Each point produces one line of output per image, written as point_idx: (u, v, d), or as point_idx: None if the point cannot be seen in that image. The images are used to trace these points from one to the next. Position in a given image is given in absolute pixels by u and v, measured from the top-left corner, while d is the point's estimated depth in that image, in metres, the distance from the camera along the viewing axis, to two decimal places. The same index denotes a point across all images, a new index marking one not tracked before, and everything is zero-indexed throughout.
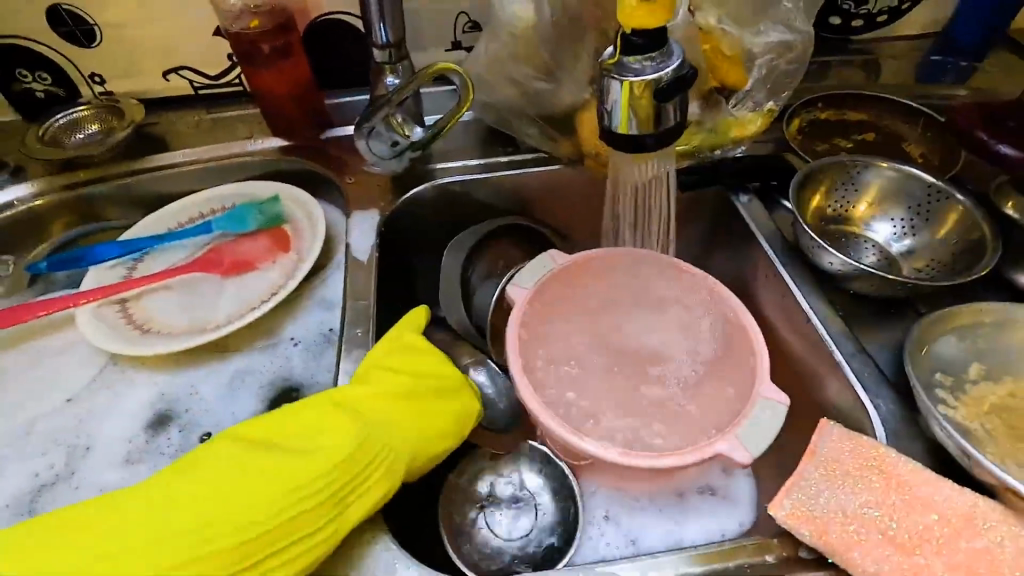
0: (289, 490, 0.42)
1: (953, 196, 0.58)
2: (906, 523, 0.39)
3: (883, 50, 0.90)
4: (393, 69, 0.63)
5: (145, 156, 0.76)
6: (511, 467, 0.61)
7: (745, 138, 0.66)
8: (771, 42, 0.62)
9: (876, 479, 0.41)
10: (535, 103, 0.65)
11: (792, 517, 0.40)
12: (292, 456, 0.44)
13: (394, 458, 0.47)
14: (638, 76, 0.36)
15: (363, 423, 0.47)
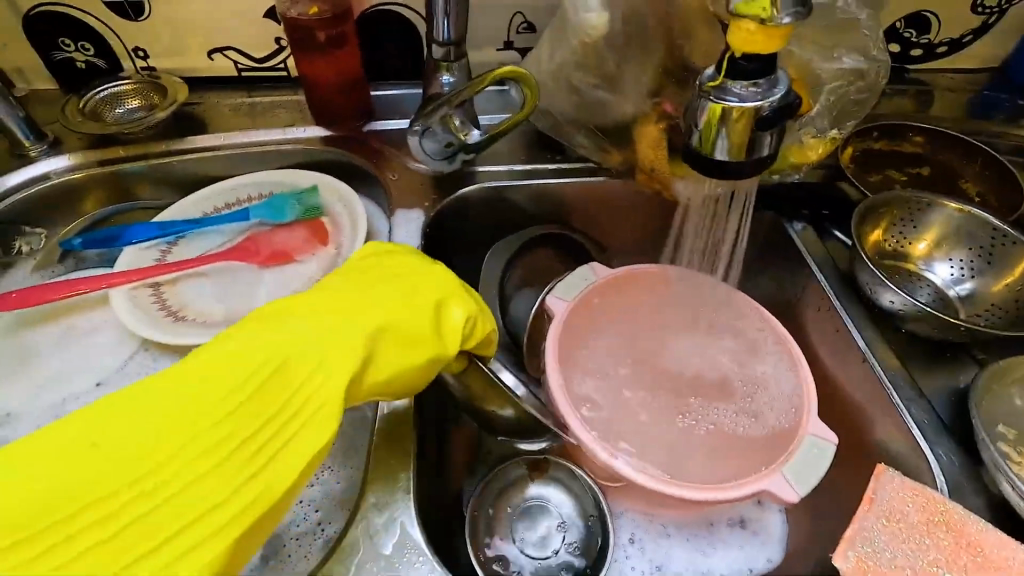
0: (235, 392, 0.41)
1: (1020, 242, 0.56)
2: None
3: (938, 81, 0.88)
4: (451, 67, 0.61)
5: (183, 137, 0.74)
6: (534, 482, 0.61)
7: (805, 164, 0.64)
8: (842, 68, 0.60)
9: (945, 536, 0.39)
10: (592, 113, 0.64)
11: (854, 569, 0.39)
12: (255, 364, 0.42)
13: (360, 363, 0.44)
14: (737, 101, 0.35)
15: (321, 322, 0.45)
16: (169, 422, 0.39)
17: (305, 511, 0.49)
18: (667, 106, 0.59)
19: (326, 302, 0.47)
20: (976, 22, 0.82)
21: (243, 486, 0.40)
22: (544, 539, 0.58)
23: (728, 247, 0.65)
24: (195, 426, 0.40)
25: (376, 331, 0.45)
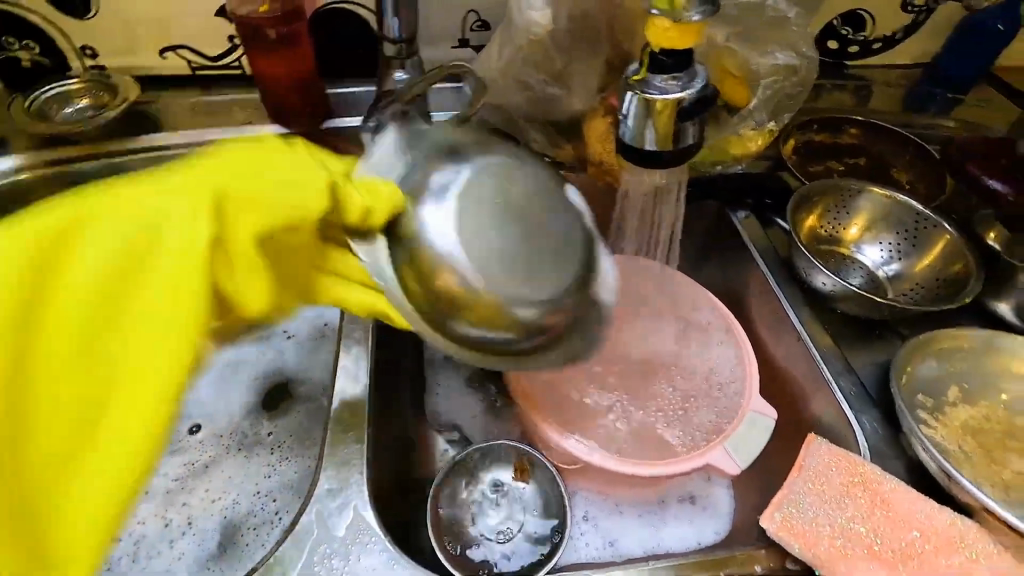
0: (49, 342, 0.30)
1: (939, 225, 0.60)
2: (889, 539, 0.40)
3: (875, 77, 0.93)
4: (404, 64, 0.63)
5: (137, 136, 0.73)
6: (493, 468, 0.62)
7: (745, 155, 0.68)
8: (776, 64, 0.63)
9: (862, 497, 0.42)
10: (543, 108, 0.65)
11: (780, 530, 0.41)
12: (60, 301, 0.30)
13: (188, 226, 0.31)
14: (657, 94, 0.37)
15: (104, 227, 0.30)
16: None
17: (265, 501, 0.50)
18: (612, 101, 0.61)
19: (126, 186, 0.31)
20: (906, 20, 0.87)
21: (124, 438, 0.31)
22: (503, 524, 0.60)
23: (675, 236, 0.69)
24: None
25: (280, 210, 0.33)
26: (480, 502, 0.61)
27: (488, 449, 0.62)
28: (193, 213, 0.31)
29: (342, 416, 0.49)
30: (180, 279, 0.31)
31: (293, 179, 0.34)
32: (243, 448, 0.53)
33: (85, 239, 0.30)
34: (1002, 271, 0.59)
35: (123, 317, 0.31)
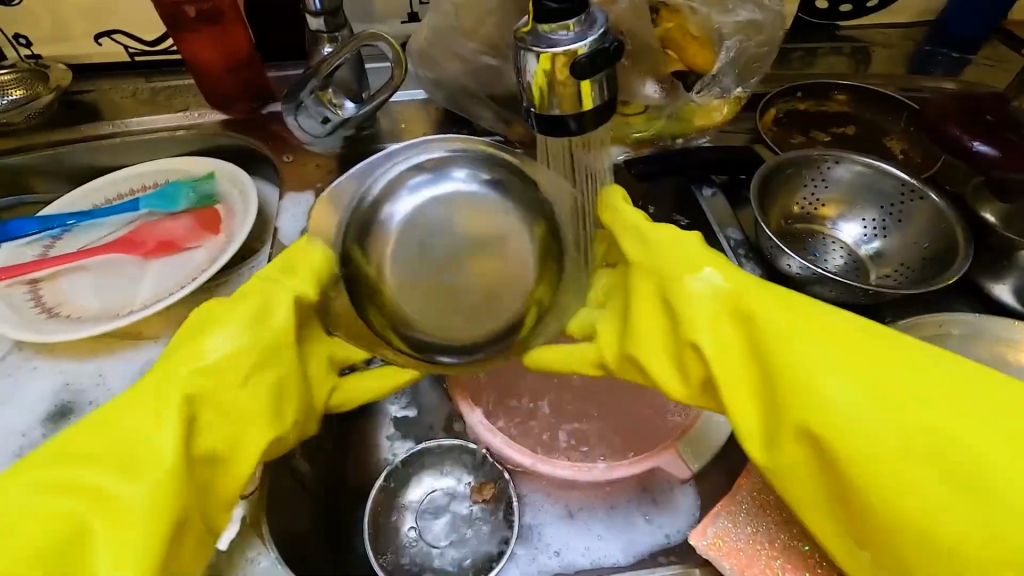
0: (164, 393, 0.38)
1: (928, 197, 0.53)
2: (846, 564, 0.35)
3: (874, 38, 0.85)
4: (330, 38, 0.58)
5: (73, 126, 0.71)
6: (445, 470, 0.58)
7: (710, 126, 0.63)
8: (741, 22, 0.56)
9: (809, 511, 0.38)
10: (484, 81, 0.60)
11: (712, 546, 0.37)
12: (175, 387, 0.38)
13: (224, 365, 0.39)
14: (547, 48, 0.32)
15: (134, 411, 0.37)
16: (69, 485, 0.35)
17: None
18: None
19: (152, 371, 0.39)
20: None
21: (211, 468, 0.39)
22: (450, 531, 0.56)
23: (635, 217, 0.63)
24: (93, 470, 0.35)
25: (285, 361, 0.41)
26: (422, 506, 0.57)
27: (443, 447, 0.58)
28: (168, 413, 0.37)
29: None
30: (255, 429, 0.39)
31: (239, 327, 0.40)
32: None
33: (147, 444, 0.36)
34: (996, 248, 0.52)
35: (199, 469, 0.38)
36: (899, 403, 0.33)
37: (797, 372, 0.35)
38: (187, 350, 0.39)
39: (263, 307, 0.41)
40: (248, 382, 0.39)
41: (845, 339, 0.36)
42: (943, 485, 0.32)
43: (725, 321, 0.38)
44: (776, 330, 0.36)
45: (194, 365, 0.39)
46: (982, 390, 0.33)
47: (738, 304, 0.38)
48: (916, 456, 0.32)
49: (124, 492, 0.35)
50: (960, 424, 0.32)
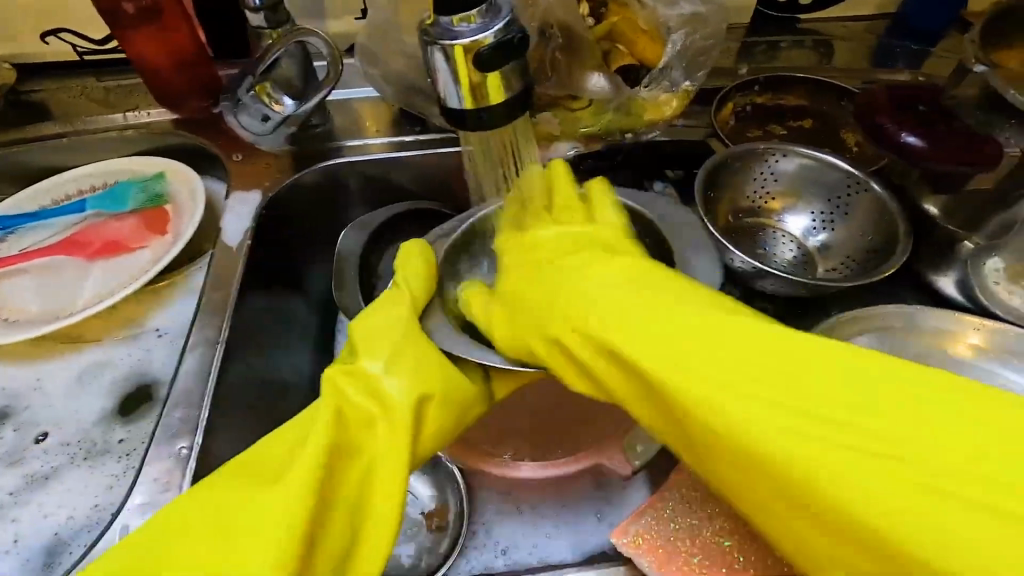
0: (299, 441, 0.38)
1: (871, 188, 0.53)
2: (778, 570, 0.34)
3: (835, 31, 0.85)
4: (271, 34, 0.57)
5: (20, 126, 0.70)
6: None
7: (660, 120, 0.61)
8: (686, 14, 0.57)
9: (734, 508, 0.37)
10: (430, 77, 0.59)
11: (632, 544, 0.36)
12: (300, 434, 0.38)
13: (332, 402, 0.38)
14: (449, 41, 0.31)
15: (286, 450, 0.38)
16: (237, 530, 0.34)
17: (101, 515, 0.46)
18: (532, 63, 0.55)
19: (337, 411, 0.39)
20: None
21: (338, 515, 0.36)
22: (397, 531, 0.56)
23: None
24: (222, 521, 0.34)
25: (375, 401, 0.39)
26: None
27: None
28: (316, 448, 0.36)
29: (182, 423, 0.45)
30: (385, 478, 0.37)
31: (398, 378, 0.40)
32: (88, 457, 0.49)
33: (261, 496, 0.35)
34: (940, 242, 0.52)
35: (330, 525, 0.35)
36: (802, 413, 0.30)
37: (654, 369, 0.33)
38: (342, 387, 0.39)
39: (434, 356, 0.41)
40: (376, 438, 0.38)
41: (618, 322, 0.36)
42: (782, 498, 0.31)
43: (557, 351, 0.39)
44: (583, 319, 0.38)
45: (335, 402, 0.39)
46: (944, 409, 0.29)
47: (521, 313, 0.41)
48: (771, 477, 0.30)
49: (254, 544, 0.32)
50: (841, 434, 0.29)
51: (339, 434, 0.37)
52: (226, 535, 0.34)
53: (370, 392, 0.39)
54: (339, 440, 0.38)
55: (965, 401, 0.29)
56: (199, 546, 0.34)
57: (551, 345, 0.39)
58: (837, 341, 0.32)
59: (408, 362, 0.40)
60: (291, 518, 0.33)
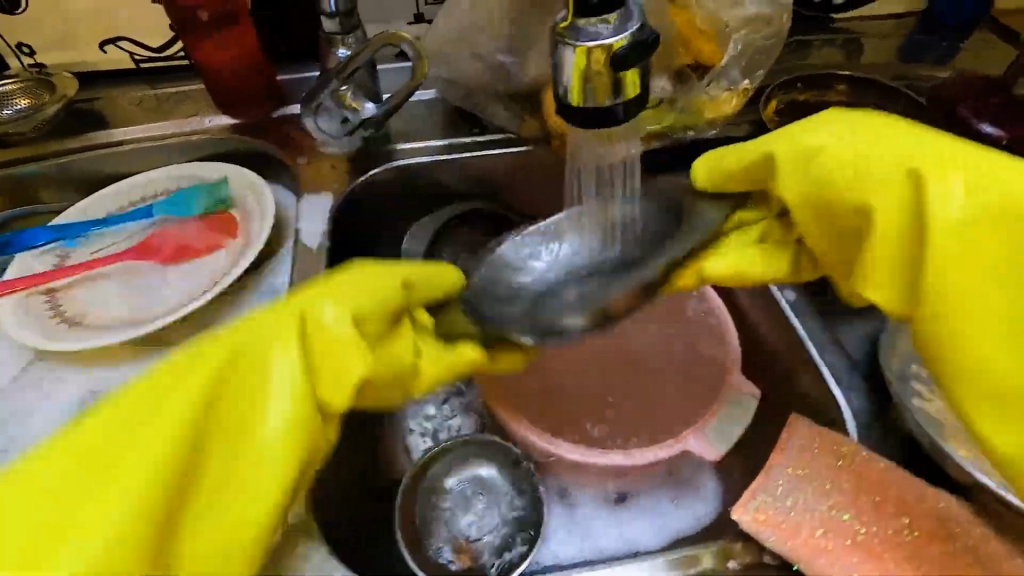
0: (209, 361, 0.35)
1: None
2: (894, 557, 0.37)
3: (867, 30, 0.87)
4: (344, 39, 0.58)
5: (81, 134, 0.71)
6: (479, 461, 0.59)
7: (719, 119, 0.63)
8: (748, 16, 0.58)
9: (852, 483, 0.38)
10: (498, 79, 0.61)
11: (754, 520, 0.37)
12: (144, 440, 0.33)
13: (209, 382, 0.35)
14: (585, 42, 0.33)
15: (140, 419, 0.34)
16: (103, 470, 0.33)
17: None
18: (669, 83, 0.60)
19: (142, 415, 0.34)
20: None
21: (234, 501, 0.34)
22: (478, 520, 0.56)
23: None
24: (128, 451, 0.33)
25: (264, 449, 0.34)
26: (449, 501, 0.57)
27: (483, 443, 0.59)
28: (123, 490, 0.32)
29: None
30: (277, 398, 0.35)
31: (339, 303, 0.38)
32: None
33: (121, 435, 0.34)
34: None
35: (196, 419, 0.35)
36: None
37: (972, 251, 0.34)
38: (282, 327, 0.37)
39: (406, 344, 0.40)
40: (268, 422, 0.35)
41: (982, 169, 0.35)
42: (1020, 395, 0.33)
43: (916, 189, 0.36)
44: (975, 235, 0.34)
45: (255, 433, 0.34)
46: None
47: (943, 156, 0.37)
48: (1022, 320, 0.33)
49: (121, 479, 0.32)
50: None
51: (210, 461, 0.35)
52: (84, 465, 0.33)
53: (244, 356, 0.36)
54: (219, 442, 0.35)
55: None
56: (49, 513, 0.32)
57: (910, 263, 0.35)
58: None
59: (352, 302, 0.38)
60: (161, 455, 0.33)
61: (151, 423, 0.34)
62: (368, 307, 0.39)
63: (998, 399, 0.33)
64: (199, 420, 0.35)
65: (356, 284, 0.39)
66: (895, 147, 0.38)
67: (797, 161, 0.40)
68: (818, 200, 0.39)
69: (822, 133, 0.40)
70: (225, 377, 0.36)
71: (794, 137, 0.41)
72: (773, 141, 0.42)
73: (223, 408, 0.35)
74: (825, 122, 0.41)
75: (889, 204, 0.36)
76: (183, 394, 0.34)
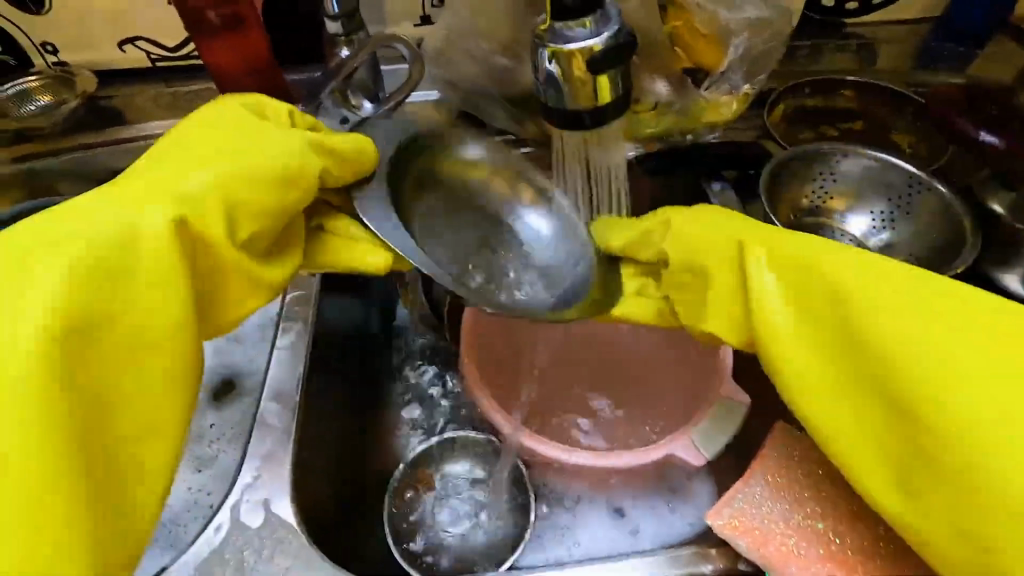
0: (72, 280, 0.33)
1: (936, 189, 0.55)
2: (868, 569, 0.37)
3: (880, 34, 0.85)
4: (348, 41, 0.59)
5: (99, 131, 0.74)
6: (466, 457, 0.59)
7: (719, 122, 0.63)
8: (749, 20, 0.57)
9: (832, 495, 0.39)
10: (497, 81, 0.61)
11: (728, 527, 0.38)
12: (129, 288, 0.35)
13: (43, 264, 0.33)
14: (562, 46, 0.33)
15: (36, 299, 0.32)
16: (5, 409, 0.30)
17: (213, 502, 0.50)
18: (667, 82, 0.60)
19: (15, 303, 0.32)
20: None
21: (160, 319, 0.35)
22: (468, 517, 0.57)
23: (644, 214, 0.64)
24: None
25: (97, 256, 0.34)
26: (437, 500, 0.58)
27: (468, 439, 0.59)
28: (43, 327, 0.31)
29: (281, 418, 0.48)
30: (158, 291, 0.35)
31: (247, 224, 0.40)
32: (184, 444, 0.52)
33: (3, 337, 0.31)
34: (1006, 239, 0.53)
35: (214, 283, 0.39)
36: (927, 444, 0.35)
37: (864, 400, 0.38)
38: (137, 202, 0.37)
39: (274, 193, 0.42)
40: (213, 226, 0.38)
41: (864, 270, 0.39)
42: (893, 418, 0.37)
43: (742, 272, 0.41)
44: (879, 335, 0.37)
45: (64, 299, 0.32)
46: (957, 308, 0.37)
47: (784, 251, 0.41)
48: (901, 399, 0.36)
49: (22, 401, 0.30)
50: (956, 355, 0.35)
51: (150, 290, 0.35)
52: None
53: (180, 198, 0.38)
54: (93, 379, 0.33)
55: (953, 302, 0.37)
56: None
57: (752, 321, 0.41)
58: (888, 263, 0.38)
59: (227, 170, 0.40)
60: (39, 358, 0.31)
61: (86, 304, 0.33)
62: (239, 217, 0.40)
63: (923, 499, 0.36)
64: (95, 288, 0.34)
65: (202, 157, 0.41)
66: (731, 231, 0.43)
67: (694, 238, 0.44)
68: (693, 275, 0.44)
69: (688, 225, 0.45)
70: (138, 270, 0.35)
71: (706, 236, 0.43)
72: (696, 214, 0.45)
73: (95, 249, 0.34)
74: (696, 221, 0.45)
75: (719, 270, 0.42)
76: (123, 291, 0.35)
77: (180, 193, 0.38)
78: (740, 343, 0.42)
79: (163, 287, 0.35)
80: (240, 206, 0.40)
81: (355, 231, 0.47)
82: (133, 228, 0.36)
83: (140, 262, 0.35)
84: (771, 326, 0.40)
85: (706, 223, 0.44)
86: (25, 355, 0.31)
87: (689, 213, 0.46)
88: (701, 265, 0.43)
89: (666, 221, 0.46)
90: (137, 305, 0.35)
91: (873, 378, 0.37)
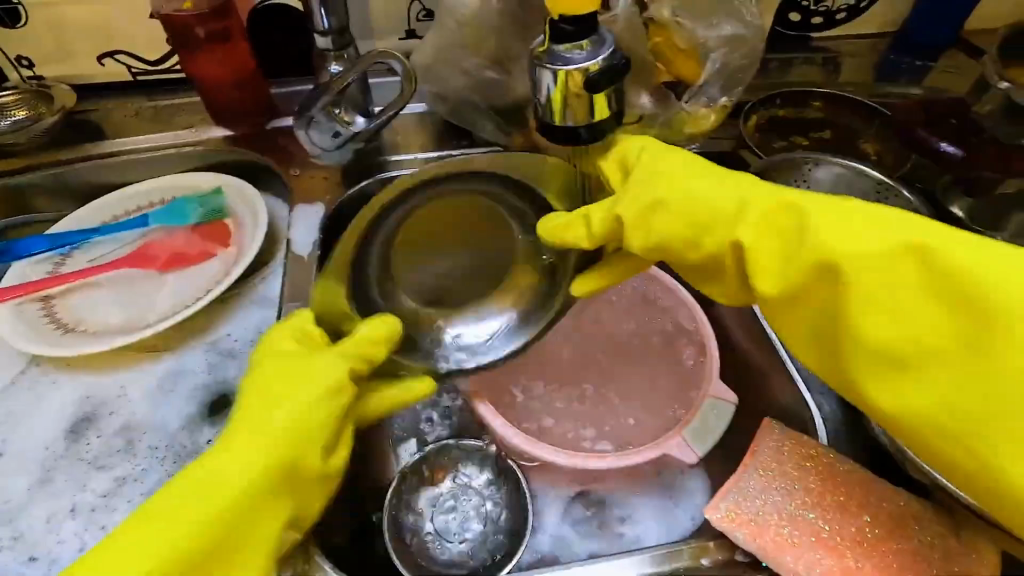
0: (243, 462, 0.41)
1: (901, 195, 0.59)
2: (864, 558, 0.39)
3: (844, 47, 0.90)
4: (338, 56, 0.60)
5: (79, 146, 0.72)
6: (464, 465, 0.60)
7: (700, 133, 0.66)
8: (726, 36, 0.60)
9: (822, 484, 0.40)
10: (486, 94, 0.63)
11: (726, 520, 0.39)
12: (229, 468, 0.41)
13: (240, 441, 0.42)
14: (562, 66, 0.35)
15: (223, 464, 0.41)
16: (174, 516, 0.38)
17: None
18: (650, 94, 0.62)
19: (236, 437, 0.43)
20: None
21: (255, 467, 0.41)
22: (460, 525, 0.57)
23: None
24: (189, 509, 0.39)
25: (225, 492, 0.40)
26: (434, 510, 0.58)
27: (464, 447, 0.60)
28: (243, 481, 0.40)
29: None
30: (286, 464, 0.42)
31: (238, 465, 0.41)
32: (179, 461, 0.51)
33: (184, 495, 0.39)
34: None
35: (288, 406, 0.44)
36: (976, 375, 0.34)
37: (813, 351, 0.41)
38: (267, 400, 0.44)
39: (327, 430, 0.44)
40: (317, 455, 0.43)
41: (843, 237, 0.37)
42: (879, 361, 0.36)
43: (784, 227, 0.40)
44: (823, 299, 0.39)
45: (240, 490, 0.40)
46: (888, 273, 0.36)
47: (768, 204, 0.41)
48: (874, 348, 0.36)
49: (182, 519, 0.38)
50: (927, 331, 0.35)
51: (241, 476, 0.40)
52: (190, 493, 0.40)
53: (292, 445, 0.42)
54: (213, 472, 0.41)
55: (860, 222, 0.37)
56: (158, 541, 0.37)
57: (764, 274, 0.40)
58: (809, 206, 0.39)
59: (303, 397, 0.43)
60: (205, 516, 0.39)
61: (242, 447, 0.42)
62: (252, 425, 0.43)
63: (951, 437, 0.35)
64: (247, 503, 0.40)
65: (281, 377, 0.45)
66: (717, 193, 0.43)
67: (647, 172, 0.46)
68: (683, 212, 0.43)
69: (660, 167, 0.46)
70: (263, 424, 0.43)
71: (663, 179, 0.45)
72: (645, 175, 0.46)
73: (240, 440, 0.42)
74: (678, 172, 0.45)
75: (749, 237, 0.41)
76: (221, 489, 0.40)
77: (266, 401, 0.44)
78: (719, 287, 0.45)
79: (312, 456, 0.43)
80: (233, 456, 0.41)
81: (370, 398, 0.48)
82: (323, 395, 0.44)
83: (249, 455, 0.41)
84: (749, 250, 0.40)
85: (663, 185, 0.44)
86: (217, 465, 0.41)
87: (645, 171, 0.46)
88: (654, 196, 0.45)
89: (644, 178, 0.46)
90: (227, 483, 0.40)
91: (883, 358, 0.36)
